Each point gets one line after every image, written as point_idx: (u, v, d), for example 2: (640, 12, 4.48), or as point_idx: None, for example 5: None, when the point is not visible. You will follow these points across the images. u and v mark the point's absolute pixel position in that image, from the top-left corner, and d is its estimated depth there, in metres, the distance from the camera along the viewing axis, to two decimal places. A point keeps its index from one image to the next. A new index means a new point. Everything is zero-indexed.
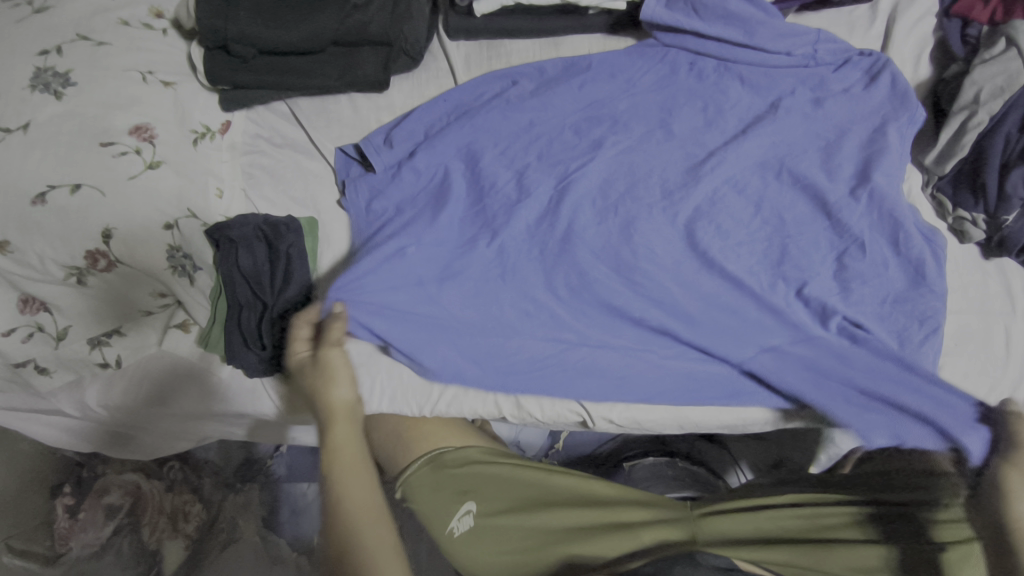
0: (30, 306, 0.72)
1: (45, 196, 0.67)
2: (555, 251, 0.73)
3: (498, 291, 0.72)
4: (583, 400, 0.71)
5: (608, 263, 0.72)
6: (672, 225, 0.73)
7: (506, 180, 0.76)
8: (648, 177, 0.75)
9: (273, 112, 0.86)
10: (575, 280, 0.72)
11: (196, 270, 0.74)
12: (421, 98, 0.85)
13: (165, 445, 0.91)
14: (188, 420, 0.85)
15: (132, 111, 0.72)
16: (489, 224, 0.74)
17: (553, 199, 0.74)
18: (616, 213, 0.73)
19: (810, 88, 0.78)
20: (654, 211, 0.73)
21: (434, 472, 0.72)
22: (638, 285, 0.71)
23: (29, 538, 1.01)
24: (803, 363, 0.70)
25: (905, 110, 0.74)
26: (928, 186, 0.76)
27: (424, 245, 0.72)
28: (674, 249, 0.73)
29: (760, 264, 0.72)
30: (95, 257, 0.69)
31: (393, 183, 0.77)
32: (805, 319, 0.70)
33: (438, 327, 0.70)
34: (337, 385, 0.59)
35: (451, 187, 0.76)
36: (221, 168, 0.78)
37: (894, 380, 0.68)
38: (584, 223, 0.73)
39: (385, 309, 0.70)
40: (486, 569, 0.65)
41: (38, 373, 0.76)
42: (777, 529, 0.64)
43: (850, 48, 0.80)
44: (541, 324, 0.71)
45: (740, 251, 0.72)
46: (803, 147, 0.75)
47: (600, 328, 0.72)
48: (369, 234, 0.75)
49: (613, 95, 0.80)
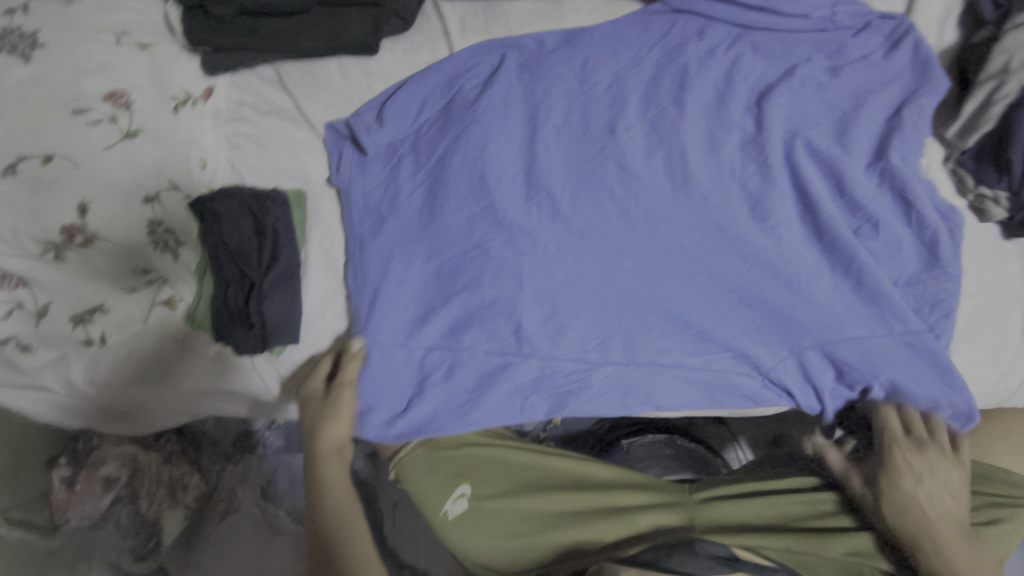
0: (6, 282, 0.69)
1: (15, 166, 0.64)
2: (567, 243, 0.71)
3: (516, 291, 0.71)
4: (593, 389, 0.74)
5: (631, 259, 0.70)
6: (686, 212, 0.69)
7: (512, 169, 0.72)
8: (664, 163, 0.70)
9: (257, 76, 0.79)
10: (584, 272, 0.71)
11: (180, 245, 0.72)
12: (412, 64, 0.80)
13: (160, 420, 0.90)
14: (185, 398, 0.83)
15: (106, 77, 0.68)
16: (493, 212, 0.71)
17: (565, 191, 0.70)
18: (630, 204, 0.70)
19: (826, 55, 0.73)
20: (667, 196, 0.69)
21: (428, 454, 0.72)
22: (652, 280, 0.71)
23: (27, 509, 0.97)
24: (802, 353, 0.71)
25: (927, 79, 0.70)
26: (949, 161, 0.72)
27: (429, 241, 0.72)
28: (693, 240, 0.70)
29: (778, 251, 0.69)
30: (71, 232, 0.67)
31: (391, 172, 0.75)
32: (821, 311, 0.69)
33: (443, 322, 0.72)
34: (333, 426, 0.69)
35: (451, 173, 0.72)
36: (204, 137, 0.74)
37: (896, 363, 0.68)
38: (595, 210, 0.70)
39: (390, 304, 0.71)
40: (484, 552, 0.64)
41: (21, 351, 0.73)
42: (777, 515, 0.65)
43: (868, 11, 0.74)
44: (556, 316, 0.72)
45: (762, 241, 0.69)
46: (817, 118, 0.70)
47: (613, 321, 0.72)
48: (371, 224, 0.74)
49: (618, 65, 0.73)
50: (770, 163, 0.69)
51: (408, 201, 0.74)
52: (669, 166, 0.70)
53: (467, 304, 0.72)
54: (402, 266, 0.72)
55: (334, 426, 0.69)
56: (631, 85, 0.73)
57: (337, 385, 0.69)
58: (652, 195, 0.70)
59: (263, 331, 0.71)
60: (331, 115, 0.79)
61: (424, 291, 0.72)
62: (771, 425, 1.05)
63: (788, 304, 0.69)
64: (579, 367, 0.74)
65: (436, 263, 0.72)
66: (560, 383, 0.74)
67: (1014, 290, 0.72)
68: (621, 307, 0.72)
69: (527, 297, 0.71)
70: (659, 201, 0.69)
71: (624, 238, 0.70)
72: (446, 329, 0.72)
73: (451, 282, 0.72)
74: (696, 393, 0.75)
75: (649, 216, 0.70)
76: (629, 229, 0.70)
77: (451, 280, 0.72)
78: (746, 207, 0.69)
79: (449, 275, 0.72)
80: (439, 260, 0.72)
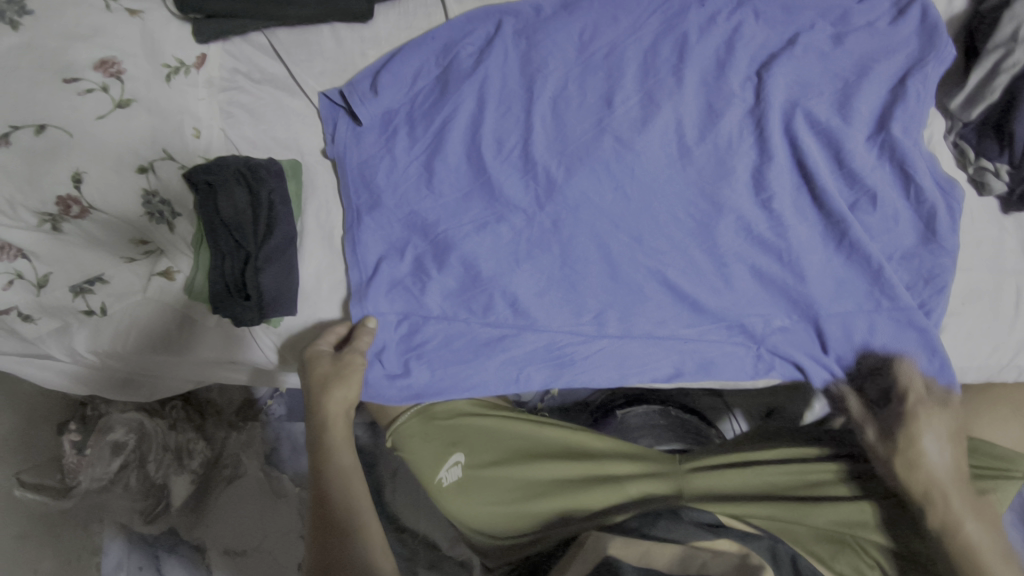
0: (5, 253, 0.69)
1: (9, 137, 0.63)
2: (559, 217, 0.70)
3: (514, 263, 0.72)
4: (590, 365, 0.75)
5: (626, 232, 0.70)
6: (685, 186, 0.68)
7: (508, 142, 0.71)
8: (662, 136, 0.68)
9: (251, 43, 0.78)
10: (579, 245, 0.71)
11: (175, 217, 0.72)
12: (408, 31, 0.78)
13: (166, 387, 0.92)
14: (196, 365, 0.84)
15: (95, 43, 0.67)
16: (490, 188, 0.71)
17: (563, 164, 0.69)
18: (628, 178, 0.68)
19: (830, 22, 0.71)
20: (663, 168, 0.68)
21: (423, 423, 0.74)
22: (649, 254, 0.70)
23: (38, 471, 1.01)
24: (790, 326, 0.72)
25: (934, 46, 0.68)
26: (951, 133, 0.71)
27: (425, 213, 0.72)
28: (690, 214, 0.69)
29: (775, 226, 0.68)
30: (67, 203, 0.67)
31: (386, 143, 0.74)
32: (816, 287, 0.69)
33: (441, 293, 0.73)
34: (346, 391, 0.69)
35: (447, 144, 0.71)
36: (198, 106, 0.74)
37: (889, 337, 0.69)
38: (590, 183, 0.69)
39: (383, 278, 0.73)
40: (476, 517, 0.66)
41: (23, 320, 0.75)
42: (764, 485, 0.66)
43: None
44: (553, 287, 0.72)
45: (760, 214, 0.68)
46: (819, 88, 0.68)
47: (609, 295, 0.72)
48: (365, 197, 0.74)
49: (616, 32, 0.71)
50: (769, 134, 0.67)
51: (403, 172, 0.73)
52: (668, 139, 0.68)
53: (465, 274, 0.72)
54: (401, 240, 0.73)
55: (344, 389, 0.69)
56: (628, 53, 0.71)
57: (350, 350, 0.69)
58: (651, 169, 0.68)
59: (260, 302, 0.71)
60: (325, 83, 0.78)
61: (424, 263, 0.73)
62: (765, 397, 1.05)
63: (783, 280, 0.70)
64: (575, 339, 0.75)
65: (431, 235, 0.72)
66: (556, 354, 0.75)
67: (1013, 266, 0.71)
68: (615, 280, 0.72)
69: (524, 270, 0.72)
70: (657, 174, 0.68)
71: (621, 213, 0.69)
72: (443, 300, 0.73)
73: (446, 255, 0.72)
74: (691, 363, 0.75)
75: (645, 191, 0.69)
76: (626, 203, 0.69)
77: (450, 254, 0.72)
78: (745, 181, 0.68)
79: (445, 248, 0.72)
80: (437, 234, 0.72)
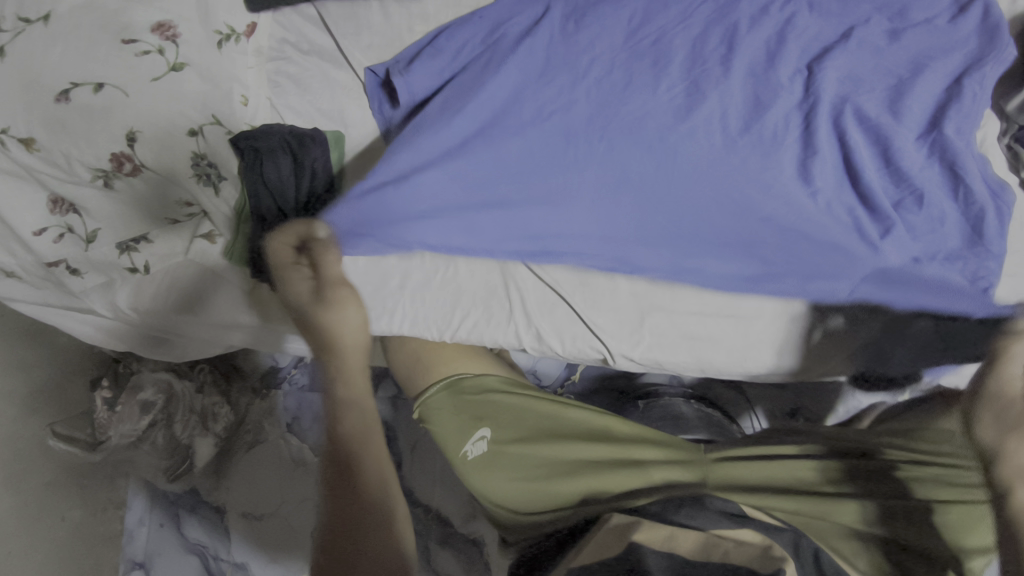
0: (59, 207, 0.73)
1: (68, 93, 0.65)
2: (597, 194, 0.69)
3: (546, 242, 0.72)
4: (606, 337, 0.75)
5: (663, 217, 0.69)
6: (737, 171, 0.67)
7: (558, 114, 0.69)
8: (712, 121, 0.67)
9: (301, 15, 0.80)
10: (616, 228, 0.70)
11: (221, 180, 0.73)
12: (455, 7, 0.79)
13: (199, 351, 0.93)
14: (218, 329, 0.84)
15: (153, 7, 0.68)
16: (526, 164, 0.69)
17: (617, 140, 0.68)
18: (676, 157, 0.67)
19: (887, 17, 0.70)
20: (712, 151, 0.67)
21: (451, 396, 0.73)
22: (684, 242, 0.70)
23: (72, 424, 1.03)
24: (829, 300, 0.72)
25: (994, 47, 0.67)
26: (1006, 136, 0.70)
27: (456, 168, 0.67)
28: (732, 203, 0.67)
29: (826, 217, 0.66)
30: (120, 160, 0.68)
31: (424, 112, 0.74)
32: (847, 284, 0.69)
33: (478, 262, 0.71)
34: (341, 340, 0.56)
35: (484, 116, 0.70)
36: (247, 74, 0.74)
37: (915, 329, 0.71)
38: (640, 165, 0.68)
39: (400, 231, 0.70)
40: (501, 493, 0.66)
41: (70, 274, 0.78)
42: (789, 479, 0.65)
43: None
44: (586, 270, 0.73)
45: (804, 207, 0.67)
46: (869, 83, 0.68)
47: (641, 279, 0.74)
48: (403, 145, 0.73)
49: (666, 19, 0.71)
50: (823, 123, 0.66)
51: (443, 137, 0.68)
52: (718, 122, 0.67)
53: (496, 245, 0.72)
54: (446, 210, 0.69)
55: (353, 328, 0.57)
56: (677, 40, 0.70)
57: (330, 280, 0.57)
58: (706, 152, 0.67)
59: None
60: (371, 58, 0.79)
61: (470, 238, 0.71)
62: (789, 397, 1.06)
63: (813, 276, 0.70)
64: (602, 319, 0.75)
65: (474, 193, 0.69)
66: (582, 330, 0.75)
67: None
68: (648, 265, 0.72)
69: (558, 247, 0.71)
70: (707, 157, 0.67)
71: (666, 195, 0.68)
72: (486, 270, 0.75)
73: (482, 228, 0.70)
74: (722, 354, 0.75)
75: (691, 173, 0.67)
76: (672, 183, 0.68)
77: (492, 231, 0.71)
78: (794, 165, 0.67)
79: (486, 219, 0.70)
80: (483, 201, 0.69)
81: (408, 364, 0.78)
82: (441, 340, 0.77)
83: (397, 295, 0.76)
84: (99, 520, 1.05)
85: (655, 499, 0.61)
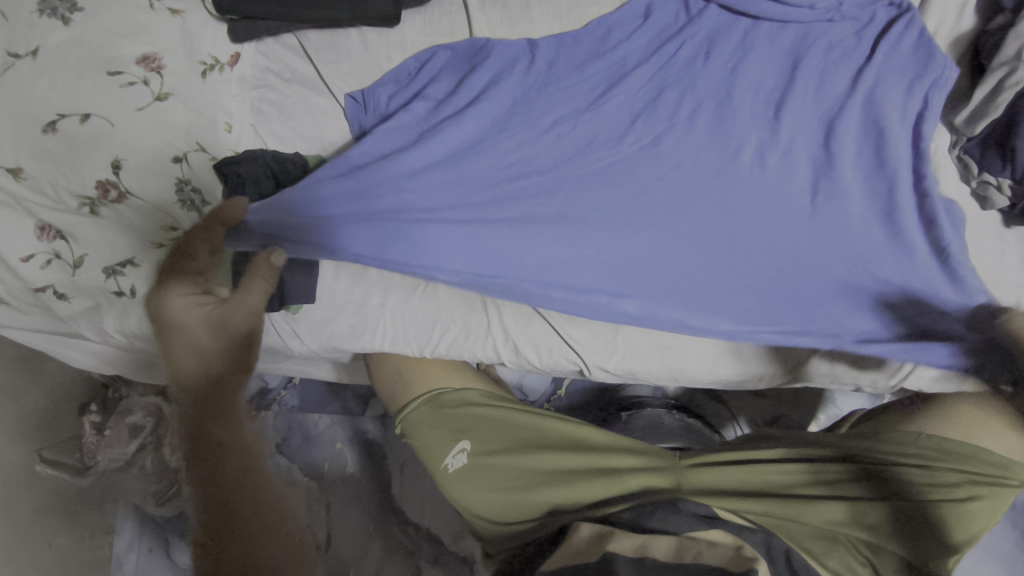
0: (47, 232, 0.75)
1: (56, 123, 0.68)
2: (587, 204, 0.72)
3: (544, 241, 0.69)
4: (581, 347, 0.74)
5: (653, 221, 0.71)
6: (712, 201, 0.73)
7: (540, 160, 0.74)
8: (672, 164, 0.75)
9: (283, 44, 0.83)
10: (616, 238, 0.70)
11: (206, 205, 0.74)
12: (431, 36, 0.84)
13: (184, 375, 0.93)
14: None
15: (140, 41, 0.72)
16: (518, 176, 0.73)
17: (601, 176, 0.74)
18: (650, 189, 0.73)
19: (821, 55, 0.79)
20: (682, 191, 0.73)
21: (432, 411, 0.74)
22: (677, 243, 0.71)
23: (60, 450, 1.05)
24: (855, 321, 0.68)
25: (931, 71, 0.75)
26: (955, 148, 0.74)
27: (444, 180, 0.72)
28: (710, 207, 0.73)
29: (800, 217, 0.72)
30: (105, 187, 0.70)
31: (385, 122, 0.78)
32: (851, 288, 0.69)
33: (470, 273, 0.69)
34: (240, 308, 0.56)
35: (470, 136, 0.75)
36: (231, 102, 0.77)
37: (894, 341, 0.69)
38: (624, 193, 0.73)
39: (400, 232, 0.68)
40: (481, 505, 0.68)
41: (57, 299, 0.79)
42: (762, 483, 0.66)
43: (876, 15, 0.80)
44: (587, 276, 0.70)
45: (778, 210, 0.72)
46: (812, 109, 0.76)
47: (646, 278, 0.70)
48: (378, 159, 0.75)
49: (628, 55, 0.82)
50: (787, 160, 0.74)
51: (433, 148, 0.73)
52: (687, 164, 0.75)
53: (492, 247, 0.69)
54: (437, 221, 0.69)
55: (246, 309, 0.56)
56: (636, 79, 0.79)
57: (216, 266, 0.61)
58: (680, 189, 0.74)
59: (281, 290, 0.72)
60: (352, 84, 0.83)
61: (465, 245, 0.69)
62: (769, 405, 1.08)
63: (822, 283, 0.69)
64: (576, 327, 0.73)
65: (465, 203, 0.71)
66: (555, 342, 0.74)
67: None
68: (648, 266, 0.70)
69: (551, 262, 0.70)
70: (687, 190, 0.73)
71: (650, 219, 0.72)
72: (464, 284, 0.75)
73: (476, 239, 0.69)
74: (695, 363, 0.73)
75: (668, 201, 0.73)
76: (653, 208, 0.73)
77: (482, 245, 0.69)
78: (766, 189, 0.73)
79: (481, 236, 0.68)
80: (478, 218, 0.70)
81: (392, 381, 0.79)
82: (422, 354, 0.77)
83: (381, 316, 0.77)
84: (89, 547, 1.03)
85: (626, 505, 0.63)
